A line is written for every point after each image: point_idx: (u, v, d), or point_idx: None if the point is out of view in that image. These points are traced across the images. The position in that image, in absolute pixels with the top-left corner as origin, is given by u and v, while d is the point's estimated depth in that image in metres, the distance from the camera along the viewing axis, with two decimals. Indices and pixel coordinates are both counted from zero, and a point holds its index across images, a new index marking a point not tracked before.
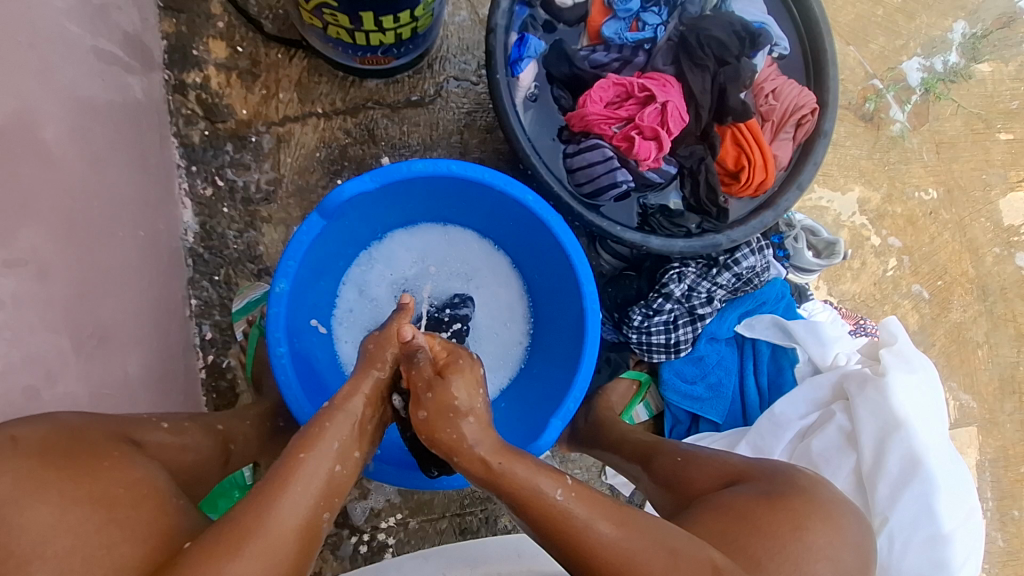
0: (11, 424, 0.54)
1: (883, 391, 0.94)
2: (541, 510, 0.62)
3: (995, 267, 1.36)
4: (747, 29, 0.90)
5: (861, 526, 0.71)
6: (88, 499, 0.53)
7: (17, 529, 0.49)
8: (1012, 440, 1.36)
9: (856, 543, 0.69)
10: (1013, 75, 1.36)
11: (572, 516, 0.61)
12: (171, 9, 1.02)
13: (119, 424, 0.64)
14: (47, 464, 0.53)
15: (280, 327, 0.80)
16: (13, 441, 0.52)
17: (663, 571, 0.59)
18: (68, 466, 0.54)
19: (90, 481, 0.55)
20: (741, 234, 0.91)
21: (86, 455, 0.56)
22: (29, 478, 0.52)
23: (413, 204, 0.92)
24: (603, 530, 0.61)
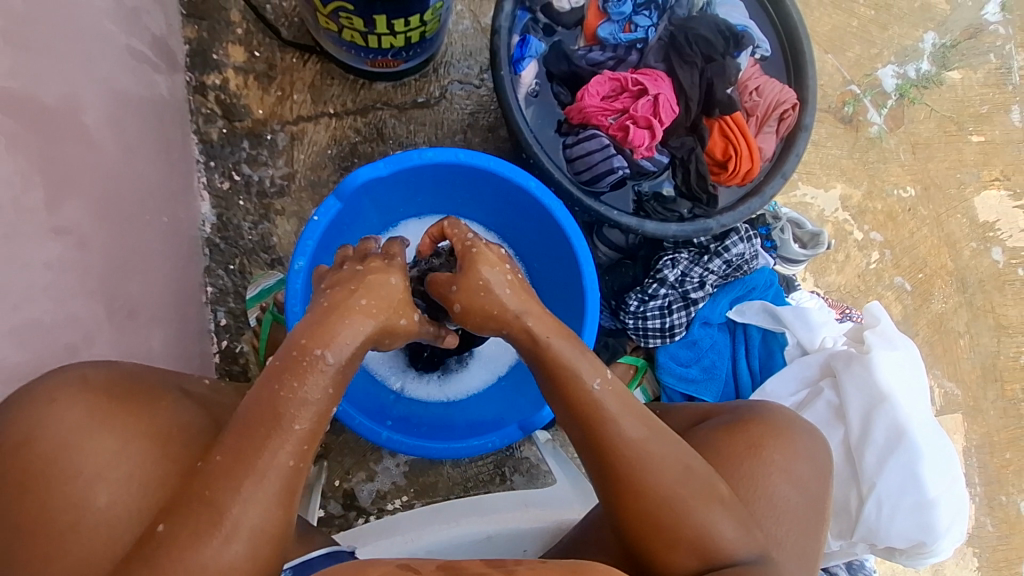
0: (80, 366, 0.64)
1: (868, 367, 1.00)
2: (586, 406, 0.67)
3: (973, 260, 1.42)
4: (731, 30, 0.98)
5: (816, 442, 0.73)
6: (143, 436, 0.63)
7: (86, 455, 0.60)
8: (996, 427, 1.41)
9: (814, 459, 0.72)
10: (981, 81, 1.45)
11: (612, 415, 0.67)
12: (192, 16, 1.08)
13: (153, 381, 0.68)
14: (109, 405, 0.62)
15: (299, 303, 0.86)
16: (81, 380, 0.62)
17: (675, 481, 0.65)
18: (126, 408, 0.63)
19: (146, 419, 0.64)
20: (729, 219, 0.97)
21: (142, 399, 0.65)
22: (95, 413, 0.61)
23: (423, 193, 0.98)
24: (637, 433, 0.67)
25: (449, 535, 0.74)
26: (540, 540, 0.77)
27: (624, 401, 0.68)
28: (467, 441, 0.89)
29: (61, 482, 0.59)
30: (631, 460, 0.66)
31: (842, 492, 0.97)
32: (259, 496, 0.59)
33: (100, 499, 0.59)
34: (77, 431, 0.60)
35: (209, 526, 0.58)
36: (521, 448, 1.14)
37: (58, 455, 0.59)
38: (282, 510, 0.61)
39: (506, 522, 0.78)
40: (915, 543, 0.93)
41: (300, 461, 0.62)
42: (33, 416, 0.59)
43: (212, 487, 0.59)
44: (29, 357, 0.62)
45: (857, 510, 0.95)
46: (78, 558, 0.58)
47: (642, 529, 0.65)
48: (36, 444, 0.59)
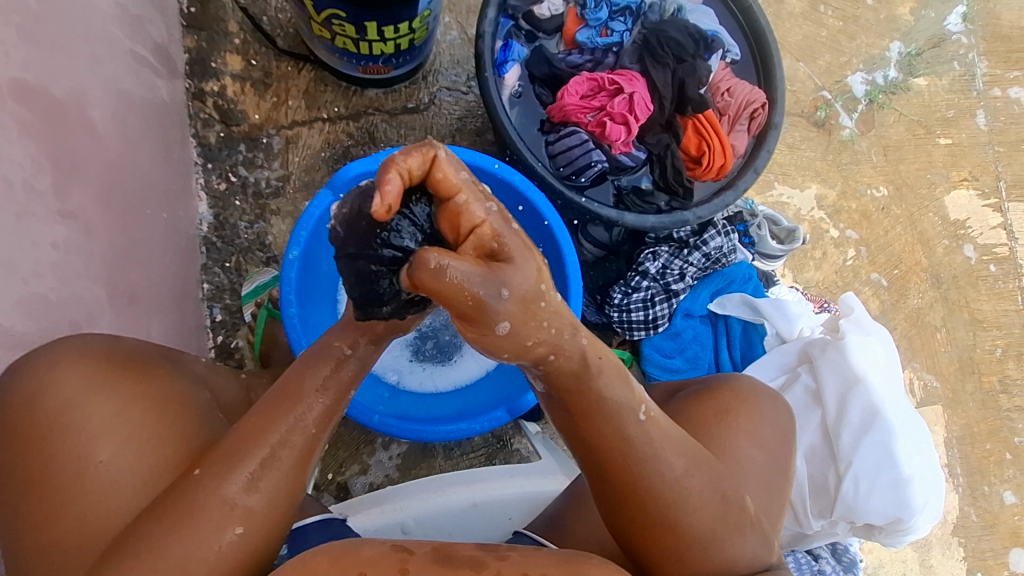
0: (85, 336, 0.66)
1: (842, 352, 1.05)
2: (620, 445, 0.63)
3: (946, 257, 1.47)
4: (701, 34, 1.04)
5: (779, 409, 0.81)
6: (144, 399, 0.64)
7: (88, 414, 0.61)
8: (975, 418, 1.45)
9: (778, 425, 0.79)
10: (947, 88, 1.50)
11: (654, 453, 0.63)
12: (192, 27, 1.14)
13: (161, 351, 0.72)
14: (114, 368, 0.64)
15: (292, 291, 0.91)
16: (85, 347, 0.64)
17: (711, 517, 0.64)
18: (129, 372, 0.65)
19: (148, 385, 0.66)
20: (706, 211, 1.01)
21: (145, 367, 0.67)
22: (99, 375, 0.63)
23: None
24: (677, 471, 0.64)
25: (438, 505, 0.83)
26: (524, 511, 0.84)
27: (667, 438, 0.64)
28: (457, 424, 0.94)
29: (63, 438, 0.60)
30: (670, 500, 0.64)
31: (820, 471, 1.01)
32: (277, 455, 0.62)
33: (100, 456, 0.60)
34: (81, 389, 0.62)
35: (225, 475, 0.60)
36: (512, 440, 1.16)
37: (59, 417, 0.60)
38: (297, 469, 0.64)
39: (492, 489, 0.85)
40: (891, 519, 0.97)
41: (315, 426, 0.65)
42: (37, 378, 0.61)
43: (235, 442, 0.62)
44: (36, 329, 0.66)
45: (836, 488, 0.99)
46: (81, 512, 0.59)
47: (665, 561, 0.64)
48: (40, 405, 0.61)
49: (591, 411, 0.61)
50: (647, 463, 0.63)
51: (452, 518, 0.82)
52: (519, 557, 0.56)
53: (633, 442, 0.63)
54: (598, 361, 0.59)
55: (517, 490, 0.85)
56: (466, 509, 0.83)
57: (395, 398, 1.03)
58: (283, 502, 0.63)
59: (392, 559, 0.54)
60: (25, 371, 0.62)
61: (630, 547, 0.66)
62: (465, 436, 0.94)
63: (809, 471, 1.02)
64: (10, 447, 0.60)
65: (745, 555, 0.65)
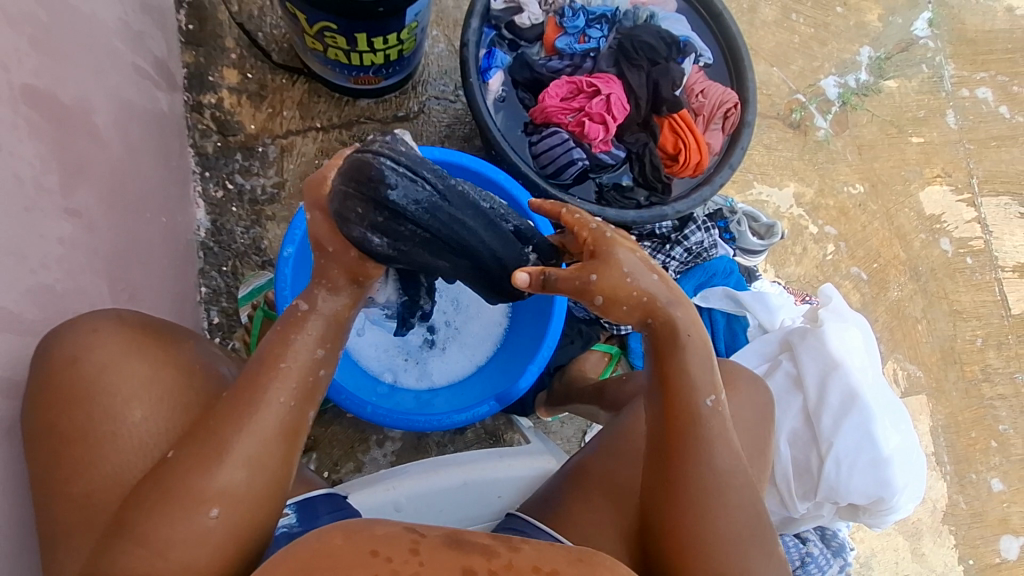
0: (121, 308, 0.74)
1: (821, 339, 1.08)
2: (689, 421, 0.71)
3: (923, 250, 1.52)
4: (673, 40, 1.10)
5: (757, 388, 0.88)
6: (173, 366, 0.72)
7: (124, 378, 0.68)
8: (959, 406, 1.48)
9: (759, 407, 0.87)
10: (916, 89, 1.56)
11: (710, 439, 0.71)
12: (190, 43, 1.19)
13: (179, 329, 0.77)
14: (145, 337, 0.72)
15: (287, 287, 0.96)
16: (120, 316, 0.72)
17: (743, 516, 0.70)
18: (157, 342, 0.72)
19: (174, 353, 0.73)
20: (684, 205, 1.06)
21: (171, 337, 0.74)
22: (133, 342, 0.71)
23: None
24: (724, 467, 0.71)
25: (429, 484, 0.86)
26: (513, 491, 0.88)
27: (723, 432, 0.72)
28: (449, 414, 0.97)
29: (100, 400, 0.67)
30: (712, 485, 0.70)
31: (803, 453, 1.04)
32: (257, 429, 0.66)
33: (133, 415, 0.68)
34: (116, 354, 0.69)
35: (207, 460, 0.64)
36: (505, 435, 1.19)
37: (96, 378, 0.68)
38: (283, 443, 0.67)
39: (480, 470, 0.88)
40: (873, 497, 1.00)
41: (292, 398, 0.68)
42: (80, 344, 0.68)
43: (214, 422, 0.65)
44: (42, 318, 0.71)
45: (818, 470, 1.02)
46: (112, 467, 0.66)
47: (683, 550, 0.69)
48: (78, 369, 0.67)
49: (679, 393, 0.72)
50: (700, 445, 0.71)
51: (444, 497, 0.86)
52: (531, 551, 0.55)
53: (698, 419, 0.71)
54: (689, 339, 0.72)
55: (504, 475, 0.89)
56: (456, 486, 0.87)
57: (389, 393, 1.06)
58: (266, 480, 0.66)
59: (403, 539, 0.54)
60: (70, 332, 0.69)
61: (654, 529, 0.71)
62: (461, 424, 0.97)
63: (792, 455, 1.05)
64: (40, 410, 0.66)
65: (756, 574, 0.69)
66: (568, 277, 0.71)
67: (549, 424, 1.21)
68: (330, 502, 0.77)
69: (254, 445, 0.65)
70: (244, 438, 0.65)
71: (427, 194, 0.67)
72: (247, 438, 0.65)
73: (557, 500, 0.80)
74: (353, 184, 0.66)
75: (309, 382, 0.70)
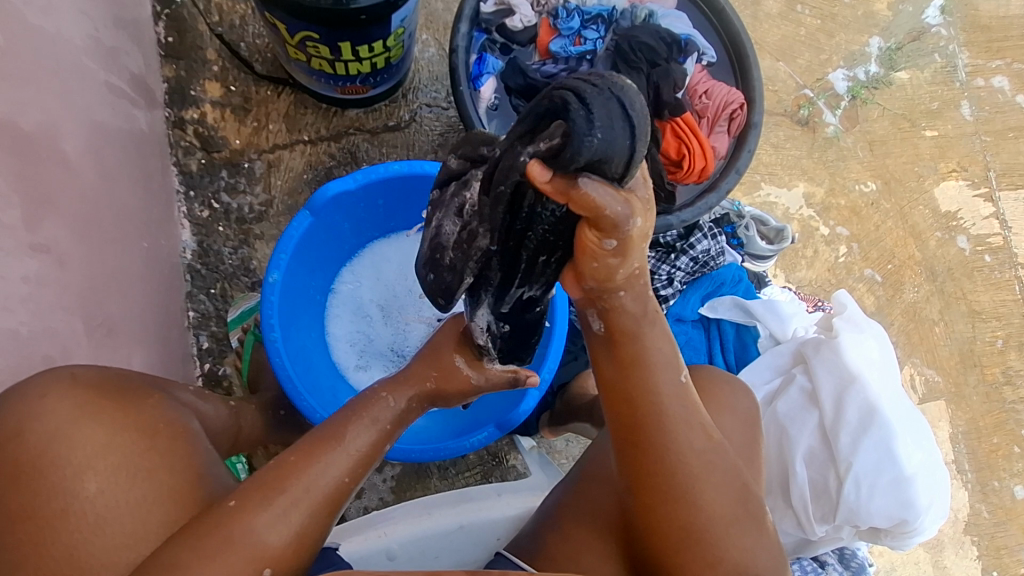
0: (72, 365, 0.68)
1: (836, 350, 1.03)
2: (654, 404, 0.67)
3: (939, 249, 1.45)
4: (673, 38, 1.04)
5: (738, 394, 0.83)
6: (133, 427, 0.66)
7: (76, 446, 0.62)
8: (980, 412, 1.42)
9: (739, 411, 0.82)
10: (930, 80, 1.49)
11: (680, 418, 0.68)
12: (171, 57, 1.14)
13: (141, 382, 0.73)
14: (102, 396, 0.66)
15: (274, 314, 0.91)
16: (72, 375, 0.66)
17: (727, 500, 0.68)
18: (118, 402, 0.67)
19: (133, 413, 0.67)
20: (689, 215, 1.01)
21: (132, 395, 0.69)
22: (87, 404, 0.65)
23: (404, 205, 1.04)
24: (699, 443, 0.68)
25: (421, 528, 0.83)
26: (509, 529, 0.84)
27: (689, 407, 0.69)
28: (445, 443, 0.93)
29: (47, 474, 0.61)
30: (694, 470, 0.68)
31: (820, 475, 0.99)
32: (310, 497, 0.66)
33: (87, 488, 0.61)
34: (65, 421, 0.63)
35: (262, 504, 0.63)
36: (508, 457, 1.14)
37: (44, 450, 0.62)
38: (325, 514, 0.66)
39: (477, 511, 0.85)
40: (896, 519, 0.95)
41: (349, 473, 0.69)
42: (28, 411, 0.63)
43: (283, 478, 0.66)
44: (7, 365, 0.67)
45: (837, 492, 0.97)
46: (67, 545, 0.59)
47: (682, 538, 0.66)
48: (25, 441, 0.62)
49: (637, 366, 0.67)
50: (666, 426, 0.68)
51: (439, 540, 0.83)
52: None
53: (663, 399, 0.68)
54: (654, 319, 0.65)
55: (504, 510, 0.86)
56: (453, 530, 0.84)
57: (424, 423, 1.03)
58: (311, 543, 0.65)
59: None
60: (13, 404, 0.63)
61: (638, 528, 0.69)
62: (452, 455, 0.92)
63: (809, 475, 1.00)
64: None
65: (753, 553, 0.67)
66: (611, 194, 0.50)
67: (554, 443, 1.17)
68: (324, 558, 0.74)
69: (308, 505, 0.65)
70: (302, 499, 0.65)
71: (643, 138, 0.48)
72: (305, 501, 0.65)
73: (541, 536, 0.76)
74: (625, 92, 0.46)
75: (369, 457, 0.72)
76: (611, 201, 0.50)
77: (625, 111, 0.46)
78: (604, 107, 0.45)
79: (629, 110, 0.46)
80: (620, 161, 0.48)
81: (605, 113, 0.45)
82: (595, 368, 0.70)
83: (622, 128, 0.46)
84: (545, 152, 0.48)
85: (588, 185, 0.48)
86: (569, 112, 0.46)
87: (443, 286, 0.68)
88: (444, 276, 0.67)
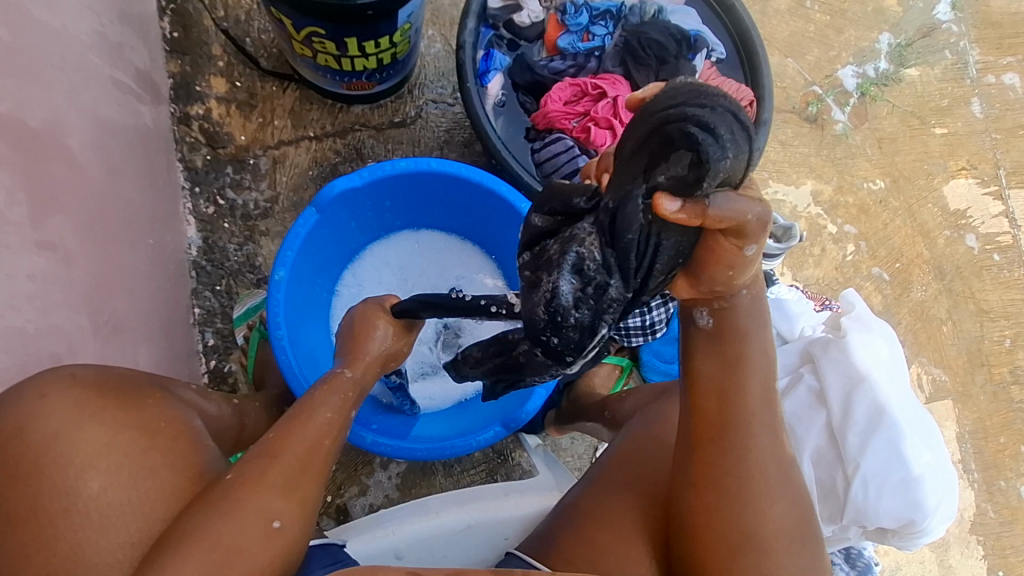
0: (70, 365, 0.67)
1: (844, 350, 1.03)
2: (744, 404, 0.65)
3: (948, 248, 1.44)
4: (683, 34, 1.03)
5: None
6: (136, 426, 0.65)
7: (77, 446, 0.61)
8: (987, 411, 1.41)
9: None
10: (939, 77, 1.48)
11: (767, 424, 0.66)
12: (175, 52, 1.14)
13: (142, 381, 0.72)
14: (103, 394, 0.66)
15: (280, 310, 0.91)
16: (72, 374, 0.65)
17: (790, 515, 0.66)
18: (118, 401, 0.66)
19: (135, 412, 0.66)
20: None
21: (132, 394, 0.68)
22: (87, 403, 0.64)
23: (427, 203, 1.04)
24: (776, 454, 0.66)
25: (427, 528, 0.84)
26: (519, 530, 0.84)
27: (769, 414, 0.67)
28: (451, 441, 0.93)
29: (46, 474, 0.59)
30: (769, 480, 0.66)
31: (828, 475, 0.99)
32: (305, 458, 0.70)
33: (90, 487, 0.60)
34: (65, 420, 0.61)
35: (260, 475, 0.66)
36: (513, 455, 1.14)
37: (44, 449, 0.60)
38: (319, 476, 0.70)
39: (486, 510, 0.86)
40: (904, 520, 0.95)
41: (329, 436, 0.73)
42: (28, 410, 0.61)
43: (271, 447, 0.69)
44: (14, 364, 0.66)
45: (845, 492, 0.97)
46: (70, 545, 0.57)
47: (738, 542, 0.64)
48: (23, 442, 0.60)
49: (735, 366, 0.65)
50: (745, 428, 0.65)
51: (447, 539, 0.84)
52: None
53: (749, 400, 0.65)
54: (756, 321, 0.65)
55: (512, 509, 0.86)
56: (461, 530, 0.84)
57: (407, 416, 1.03)
58: (309, 508, 0.67)
59: None
60: (13, 402, 0.61)
61: (683, 528, 0.67)
62: (458, 453, 0.92)
63: (816, 475, 0.99)
64: None
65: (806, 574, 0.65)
66: (738, 196, 0.53)
67: (559, 442, 1.17)
68: (327, 553, 0.72)
69: (295, 467, 0.68)
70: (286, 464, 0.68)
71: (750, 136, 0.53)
72: (290, 465, 0.68)
73: (555, 537, 0.76)
74: (734, 105, 0.50)
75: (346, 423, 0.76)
76: (746, 203, 0.53)
77: (736, 122, 0.50)
78: (726, 129, 0.50)
79: (737, 118, 0.51)
80: (739, 171, 0.52)
81: (725, 135, 0.50)
82: (687, 361, 0.67)
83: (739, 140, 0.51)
84: (673, 185, 0.52)
85: (720, 199, 0.52)
86: (702, 149, 0.49)
87: (574, 344, 0.67)
88: (572, 335, 0.66)
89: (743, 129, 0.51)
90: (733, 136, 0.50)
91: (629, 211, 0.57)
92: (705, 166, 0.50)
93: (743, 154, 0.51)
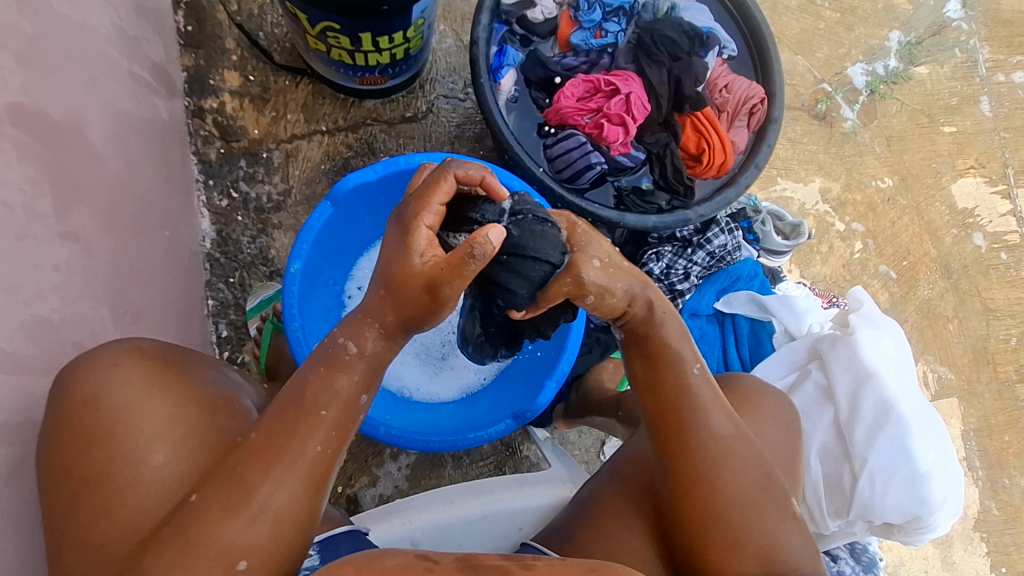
0: (136, 338, 0.70)
1: (852, 347, 1.04)
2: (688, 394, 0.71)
3: (955, 247, 1.45)
4: (696, 32, 1.04)
5: (781, 406, 0.84)
6: (198, 403, 0.69)
7: (144, 419, 0.65)
8: (992, 409, 1.42)
9: (780, 420, 0.83)
10: (949, 75, 1.48)
11: (701, 407, 0.71)
12: (190, 45, 1.14)
13: (200, 358, 0.75)
14: (168, 371, 0.69)
15: (294, 299, 0.91)
16: (140, 348, 0.69)
17: (753, 485, 0.69)
18: (181, 377, 0.69)
19: (194, 389, 0.69)
20: (708, 209, 1.00)
21: (193, 370, 0.71)
22: (155, 378, 0.67)
23: None
24: (724, 430, 0.71)
25: (445, 517, 0.85)
26: (533, 520, 0.86)
27: (714, 398, 0.72)
28: (466, 435, 0.94)
29: (116, 444, 0.63)
30: (714, 454, 0.70)
31: (834, 469, 1.00)
32: (288, 477, 0.62)
33: (155, 458, 0.64)
34: (136, 393, 0.65)
35: (231, 506, 0.60)
36: (521, 448, 1.15)
37: (115, 419, 0.64)
38: (309, 496, 0.63)
39: (502, 500, 0.88)
40: (910, 515, 0.96)
41: (327, 446, 0.64)
42: (100, 381, 0.65)
43: (236, 467, 0.62)
44: (39, 352, 0.68)
45: (852, 487, 0.98)
46: (131, 512, 0.62)
47: (700, 519, 0.69)
48: (97, 409, 0.64)
49: (660, 358, 0.72)
50: (693, 412, 0.71)
51: (462, 527, 0.85)
52: (546, 567, 0.54)
53: (692, 391, 0.71)
54: (663, 314, 0.73)
55: (526, 500, 0.88)
56: (476, 519, 0.86)
57: (409, 407, 1.04)
58: (295, 529, 0.62)
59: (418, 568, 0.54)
60: (87, 367, 0.66)
61: (673, 518, 0.71)
62: (472, 446, 0.94)
63: (823, 470, 1.00)
64: (64, 448, 0.63)
65: (796, 544, 0.68)
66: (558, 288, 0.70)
67: (567, 435, 1.18)
68: (353, 539, 0.75)
69: (279, 490, 0.61)
70: (268, 487, 0.61)
71: (534, 251, 0.70)
72: (273, 487, 0.61)
73: (574, 529, 0.77)
74: (503, 253, 0.71)
75: (346, 426, 0.65)
76: (558, 286, 0.70)
77: (513, 257, 0.70)
78: (507, 273, 0.71)
79: (508, 252, 0.70)
80: (541, 282, 0.71)
81: (509, 270, 0.71)
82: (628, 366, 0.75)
83: (521, 269, 0.70)
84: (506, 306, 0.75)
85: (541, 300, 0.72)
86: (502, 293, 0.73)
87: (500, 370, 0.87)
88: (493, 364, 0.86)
89: (519, 258, 0.70)
90: (514, 271, 0.71)
91: (498, 318, 0.81)
92: (512, 298, 0.73)
93: (530, 274, 0.70)
